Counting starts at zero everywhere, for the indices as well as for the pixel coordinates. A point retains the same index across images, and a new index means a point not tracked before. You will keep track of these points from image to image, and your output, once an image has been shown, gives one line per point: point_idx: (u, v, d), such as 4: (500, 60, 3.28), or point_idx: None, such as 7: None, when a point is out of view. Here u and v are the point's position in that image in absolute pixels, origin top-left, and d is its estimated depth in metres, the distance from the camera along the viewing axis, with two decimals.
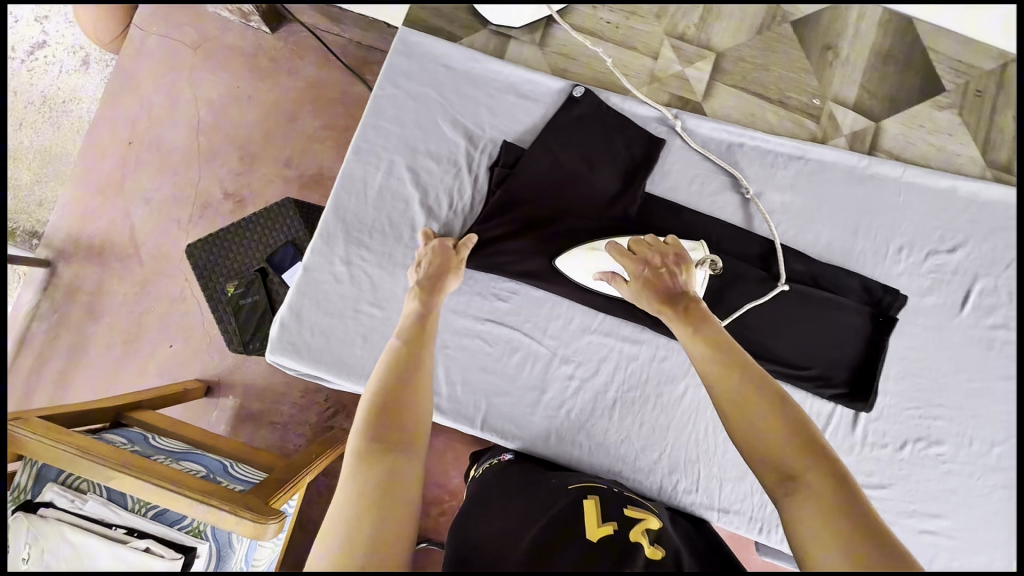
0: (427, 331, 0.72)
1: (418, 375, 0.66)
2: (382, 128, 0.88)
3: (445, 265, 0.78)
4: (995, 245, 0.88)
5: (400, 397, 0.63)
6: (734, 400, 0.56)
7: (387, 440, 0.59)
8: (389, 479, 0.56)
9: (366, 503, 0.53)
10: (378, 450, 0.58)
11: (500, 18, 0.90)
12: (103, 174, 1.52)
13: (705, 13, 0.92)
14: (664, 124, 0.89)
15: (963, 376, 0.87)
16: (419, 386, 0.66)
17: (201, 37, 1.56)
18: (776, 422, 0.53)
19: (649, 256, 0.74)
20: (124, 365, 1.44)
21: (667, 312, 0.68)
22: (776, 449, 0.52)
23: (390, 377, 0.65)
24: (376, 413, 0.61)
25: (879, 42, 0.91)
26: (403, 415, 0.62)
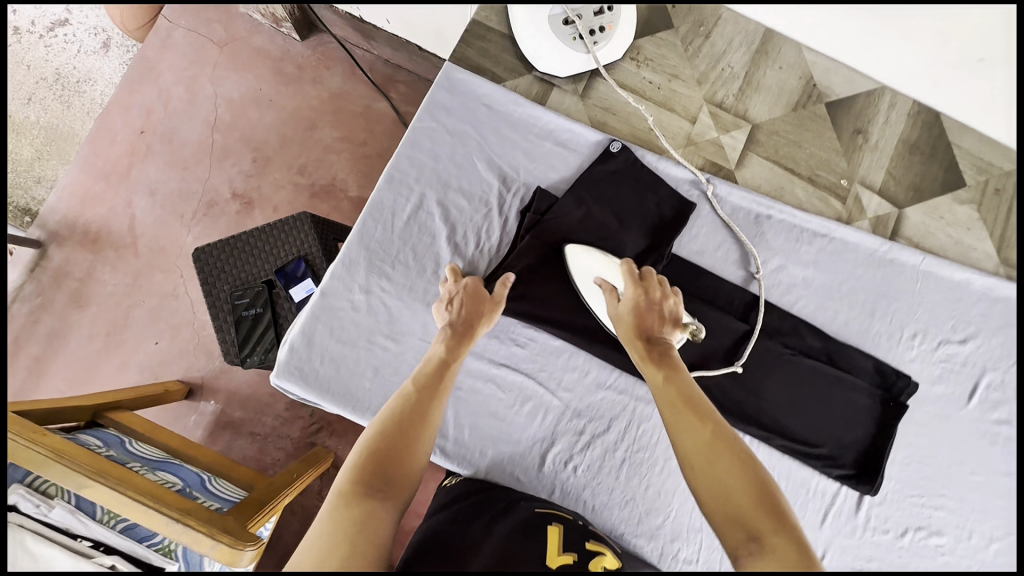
0: (445, 380, 0.71)
1: (425, 423, 0.66)
2: (416, 159, 0.87)
3: (472, 315, 0.77)
4: (1005, 340, 0.90)
5: (401, 441, 0.63)
6: (706, 457, 0.61)
7: (377, 480, 0.59)
8: (365, 521, 0.55)
9: (336, 539, 0.53)
10: (365, 490, 0.58)
11: (546, 66, 0.90)
12: (111, 160, 1.49)
13: (745, 84, 0.94)
14: (696, 187, 0.90)
15: (966, 468, 0.87)
16: (423, 435, 0.65)
17: (229, 35, 1.55)
18: (741, 478, 0.59)
19: (653, 292, 0.78)
20: (104, 358, 1.38)
21: (638, 344, 0.74)
22: (742, 507, 0.57)
23: (394, 419, 0.66)
24: (376, 451, 0.62)
25: (909, 131, 0.93)
26: (400, 463, 0.62)
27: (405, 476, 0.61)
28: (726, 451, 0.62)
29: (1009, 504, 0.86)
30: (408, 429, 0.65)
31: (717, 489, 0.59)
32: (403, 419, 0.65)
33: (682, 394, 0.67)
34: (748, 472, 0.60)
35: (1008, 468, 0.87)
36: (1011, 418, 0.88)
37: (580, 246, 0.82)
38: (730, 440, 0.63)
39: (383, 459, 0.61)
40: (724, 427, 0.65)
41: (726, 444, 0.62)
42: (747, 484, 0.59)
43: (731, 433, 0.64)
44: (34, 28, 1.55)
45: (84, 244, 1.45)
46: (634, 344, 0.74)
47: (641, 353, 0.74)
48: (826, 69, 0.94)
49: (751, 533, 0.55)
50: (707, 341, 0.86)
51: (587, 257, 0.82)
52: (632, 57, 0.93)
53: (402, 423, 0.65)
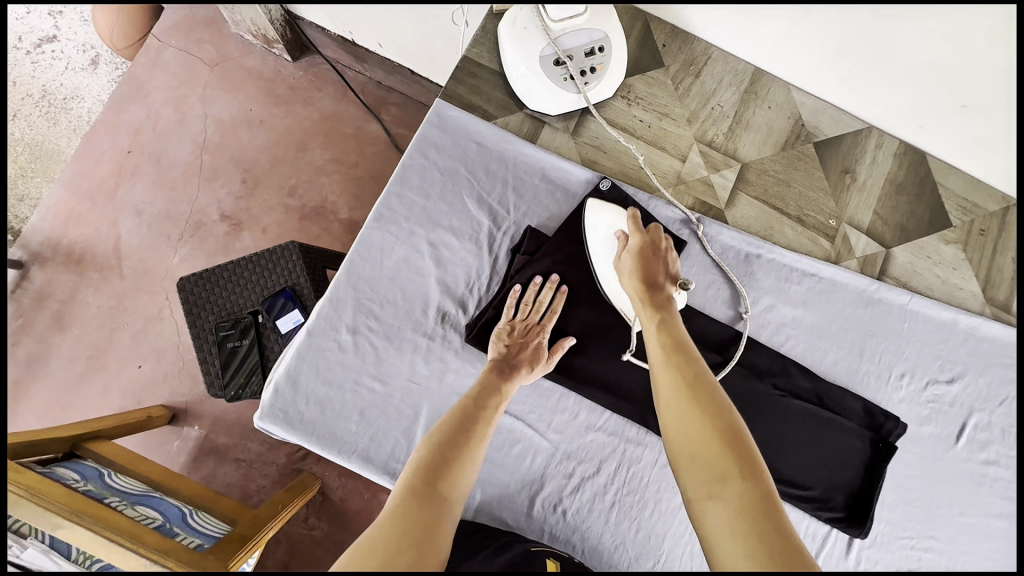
0: (498, 403, 0.74)
1: (476, 439, 0.70)
2: (405, 197, 0.87)
3: (525, 355, 0.79)
4: (990, 379, 0.91)
5: (456, 451, 0.67)
6: (683, 402, 0.65)
7: (443, 487, 0.63)
8: (431, 524, 0.59)
9: (404, 536, 0.57)
10: (432, 495, 0.62)
11: (537, 105, 0.90)
12: (96, 180, 1.47)
13: (735, 123, 0.94)
14: (686, 227, 0.91)
15: (956, 510, 0.87)
16: (477, 450, 0.69)
17: (219, 55, 1.54)
18: (715, 427, 0.62)
19: (656, 241, 0.79)
20: (85, 382, 1.35)
21: (640, 290, 0.76)
22: (707, 448, 0.61)
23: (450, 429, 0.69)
24: (440, 460, 0.65)
25: (896, 171, 0.94)
26: (460, 476, 0.66)
27: (463, 489, 0.66)
28: (703, 400, 0.64)
29: (997, 546, 0.86)
30: (466, 441, 0.69)
31: (687, 435, 0.63)
32: (465, 432, 0.69)
33: (674, 341, 0.70)
34: (722, 422, 0.62)
35: (995, 510, 0.88)
36: (999, 458, 0.89)
37: (605, 203, 0.85)
38: (709, 388, 0.65)
39: (446, 467, 0.65)
40: (705, 373, 0.67)
41: (706, 392, 0.65)
42: (721, 432, 0.61)
43: (713, 383, 0.66)
44: (21, 43, 1.54)
45: (67, 264, 1.42)
46: (637, 289, 0.76)
47: (643, 300, 0.75)
48: (814, 109, 0.95)
49: (712, 475, 0.59)
50: None
51: (602, 215, 0.84)
52: (623, 95, 0.93)
53: (459, 433, 0.69)
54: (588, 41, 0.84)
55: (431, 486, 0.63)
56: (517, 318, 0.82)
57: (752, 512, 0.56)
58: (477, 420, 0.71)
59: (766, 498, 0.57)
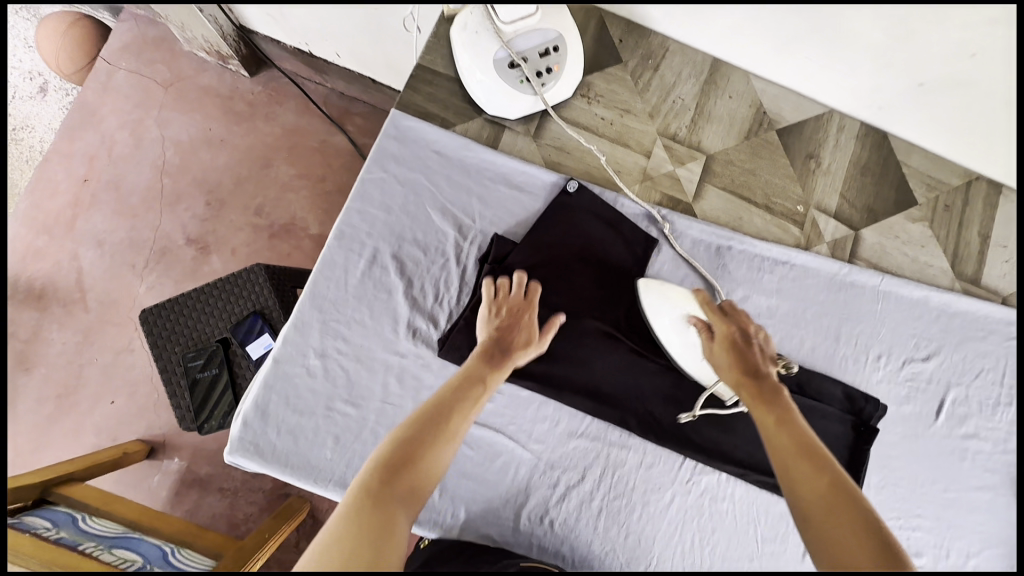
0: (481, 395, 0.69)
1: (449, 429, 0.64)
2: (367, 213, 0.84)
3: (515, 335, 0.76)
4: (965, 353, 0.92)
5: (422, 445, 0.62)
6: (822, 509, 0.58)
7: (399, 490, 0.58)
8: (384, 529, 0.55)
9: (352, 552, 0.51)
10: (389, 496, 0.57)
11: (495, 109, 0.88)
12: (53, 212, 1.41)
13: (697, 115, 0.93)
14: (655, 223, 0.89)
15: (940, 486, 0.88)
16: (452, 443, 0.65)
17: (173, 74, 1.48)
18: (863, 543, 0.56)
19: (744, 326, 0.76)
20: (57, 422, 1.30)
21: (745, 382, 0.70)
22: (865, 572, 0.53)
23: (422, 421, 0.64)
24: (403, 453, 0.60)
25: (859, 153, 0.94)
26: (426, 474, 0.61)
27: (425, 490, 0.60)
28: (844, 512, 0.58)
29: (981, 518, 0.88)
30: (438, 437, 0.64)
31: (833, 542, 0.56)
32: (439, 425, 0.64)
33: (799, 440, 0.64)
34: (870, 536, 0.56)
35: (977, 482, 0.89)
36: (977, 430, 0.90)
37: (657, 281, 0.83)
38: (848, 494, 0.59)
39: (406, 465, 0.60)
40: (843, 478, 0.61)
41: (846, 501, 0.59)
42: (871, 548, 0.55)
43: (853, 491, 0.60)
44: None
45: (28, 301, 1.37)
46: (742, 381, 0.71)
47: (749, 390, 0.70)
48: (775, 96, 0.95)
49: None
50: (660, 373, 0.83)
51: (665, 293, 0.82)
52: (583, 94, 0.91)
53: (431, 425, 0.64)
54: (541, 41, 0.82)
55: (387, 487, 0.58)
56: (504, 294, 0.79)
57: None
58: (452, 413, 0.66)
59: None
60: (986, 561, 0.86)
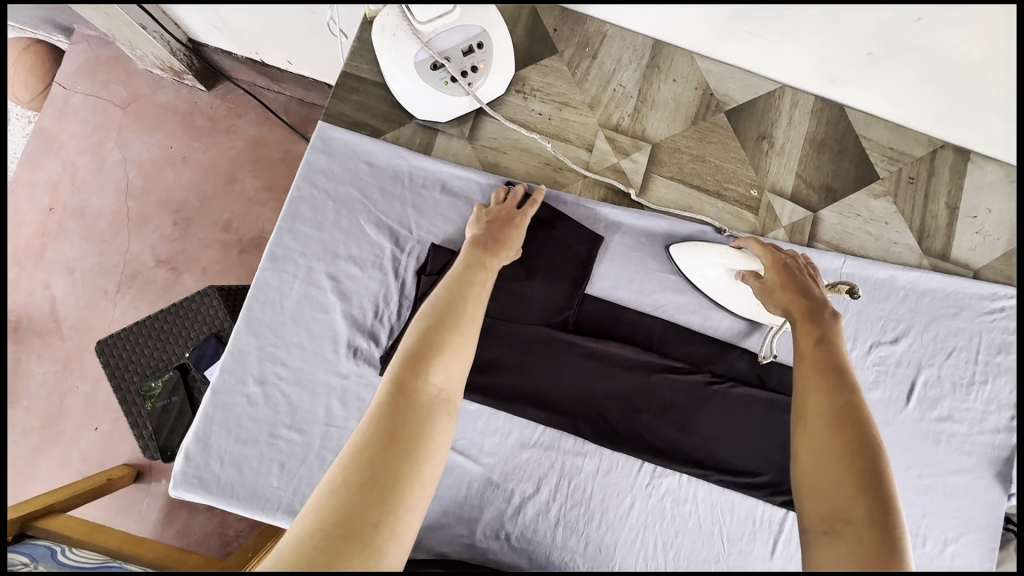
0: (485, 279, 0.68)
1: (467, 322, 0.63)
2: (299, 232, 0.82)
3: (506, 229, 0.74)
4: (936, 333, 0.88)
5: (442, 338, 0.60)
6: (822, 422, 0.61)
7: (427, 390, 0.56)
8: (417, 423, 0.54)
9: (394, 455, 0.51)
10: (418, 389, 0.56)
11: (424, 113, 0.84)
12: (20, 244, 1.39)
13: (640, 103, 0.89)
14: (600, 220, 0.85)
15: (914, 473, 0.84)
16: (472, 330, 0.63)
17: (129, 95, 1.43)
18: (854, 459, 0.58)
19: (791, 256, 0.73)
20: (42, 455, 1.29)
21: (795, 306, 0.68)
22: (839, 479, 0.57)
23: (438, 318, 0.62)
24: (424, 345, 0.59)
25: (814, 130, 0.90)
26: (450, 367, 0.59)
27: (456, 380, 0.59)
28: (846, 431, 0.60)
29: (958, 503, 0.84)
30: (455, 329, 0.61)
31: (816, 458, 0.59)
32: (455, 316, 0.63)
33: (829, 361, 0.65)
34: (869, 456, 0.58)
35: (952, 466, 0.85)
36: (951, 412, 0.86)
37: (692, 244, 0.81)
38: (854, 418, 0.60)
39: (427, 361, 0.58)
40: (860, 408, 0.61)
41: (855, 424, 0.60)
42: (861, 466, 0.57)
43: (866, 418, 0.61)
44: None
45: None
46: (792, 306, 0.68)
47: (798, 312, 0.68)
48: (721, 76, 0.90)
49: (838, 510, 0.55)
50: (610, 376, 0.80)
51: (705, 254, 0.78)
52: (518, 90, 0.87)
53: (446, 321, 0.62)
54: (463, 39, 0.77)
55: (414, 387, 0.56)
56: (494, 204, 0.79)
57: (872, 556, 0.52)
58: (465, 303, 0.64)
59: (891, 543, 0.53)
60: (964, 547, 0.83)
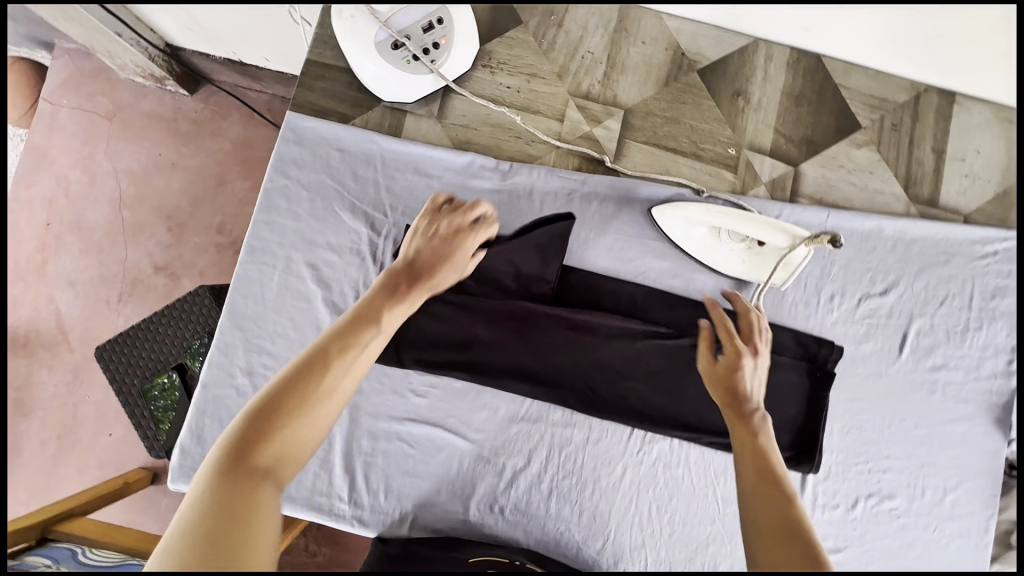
0: (376, 334, 0.62)
1: (323, 388, 0.56)
2: (276, 223, 0.82)
3: (437, 260, 0.70)
4: (927, 282, 0.86)
5: (290, 408, 0.53)
6: (768, 535, 0.58)
7: (263, 459, 0.49)
8: (238, 515, 0.45)
9: (213, 541, 0.42)
10: (246, 470, 0.48)
11: (391, 96, 0.84)
12: (20, 260, 1.35)
13: (610, 68, 0.87)
14: (574, 190, 0.85)
15: (909, 424, 0.83)
16: (335, 400, 0.56)
17: (115, 105, 1.39)
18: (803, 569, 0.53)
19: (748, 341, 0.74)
20: (60, 467, 1.26)
21: (731, 403, 0.70)
22: None
23: (287, 386, 0.54)
24: (262, 419, 0.51)
25: (790, 82, 0.88)
26: (292, 443, 0.52)
27: (295, 454, 0.52)
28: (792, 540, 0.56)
29: (957, 450, 0.83)
30: (307, 398, 0.54)
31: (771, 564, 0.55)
32: (315, 378, 0.56)
33: (768, 471, 0.64)
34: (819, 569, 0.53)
35: (949, 415, 0.84)
36: (946, 360, 0.84)
37: (673, 204, 0.80)
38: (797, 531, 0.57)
39: (274, 430, 0.51)
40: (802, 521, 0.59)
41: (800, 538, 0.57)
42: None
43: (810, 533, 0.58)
44: None
45: (15, 350, 1.32)
46: (727, 402, 0.71)
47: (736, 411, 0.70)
48: (692, 34, 0.88)
49: None
50: (594, 345, 0.79)
51: (679, 214, 0.79)
52: (484, 64, 0.86)
53: (303, 387, 0.54)
54: (423, 15, 0.76)
55: (248, 458, 0.49)
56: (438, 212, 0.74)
57: None
58: (336, 360, 0.58)
59: None
60: (964, 495, 0.82)
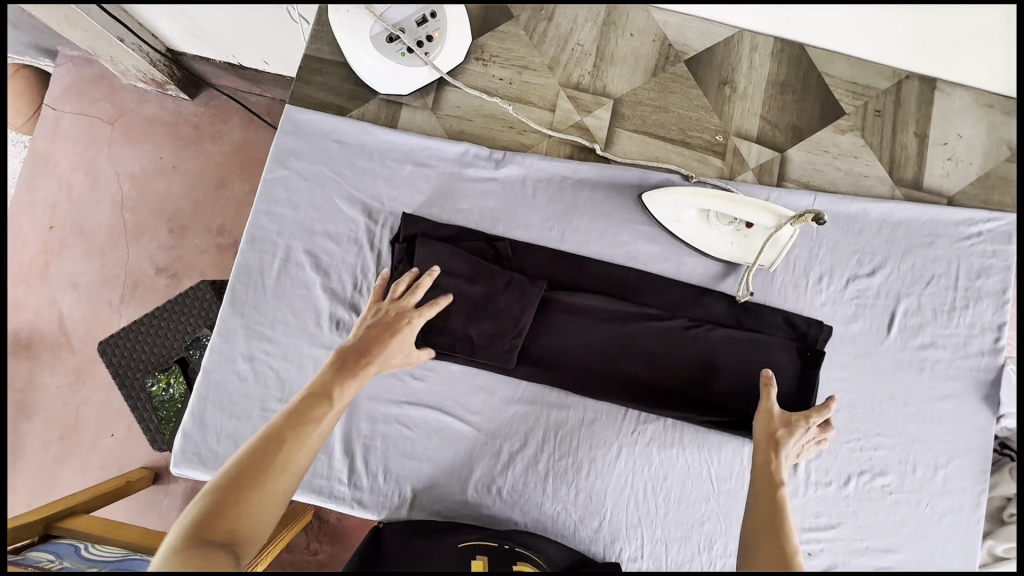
0: (329, 411, 0.66)
1: (279, 463, 0.60)
2: (275, 213, 0.84)
3: (379, 342, 0.71)
4: (913, 263, 0.88)
5: (248, 483, 0.57)
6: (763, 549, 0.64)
7: (222, 532, 0.54)
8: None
9: None
10: (206, 541, 0.53)
11: (387, 88, 0.86)
12: (23, 263, 1.36)
13: (599, 60, 0.90)
14: (566, 177, 0.87)
15: (899, 402, 0.85)
16: (290, 473, 0.61)
17: (117, 110, 1.40)
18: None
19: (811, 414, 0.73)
20: (63, 468, 1.26)
21: (770, 434, 0.73)
22: None
23: (246, 460, 0.59)
24: (224, 491, 0.56)
25: (775, 71, 0.90)
26: (250, 515, 0.57)
27: (253, 524, 0.57)
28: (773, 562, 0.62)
29: (946, 427, 0.84)
30: (265, 471, 0.59)
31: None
32: (272, 452, 0.60)
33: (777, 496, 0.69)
34: None
35: (938, 392, 0.85)
36: (934, 339, 0.86)
37: (662, 189, 0.82)
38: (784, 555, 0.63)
39: (229, 506, 0.56)
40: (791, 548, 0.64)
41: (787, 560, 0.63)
42: None
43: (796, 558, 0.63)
44: None
45: (16, 352, 1.33)
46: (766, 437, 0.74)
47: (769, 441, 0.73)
48: (678, 26, 0.91)
49: None
50: (586, 327, 0.81)
51: (667, 199, 0.81)
52: (477, 57, 0.89)
53: (261, 460, 0.59)
54: (416, 9, 0.80)
55: (209, 530, 0.54)
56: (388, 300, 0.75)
57: None
58: (285, 442, 0.61)
59: None
60: (955, 471, 0.84)
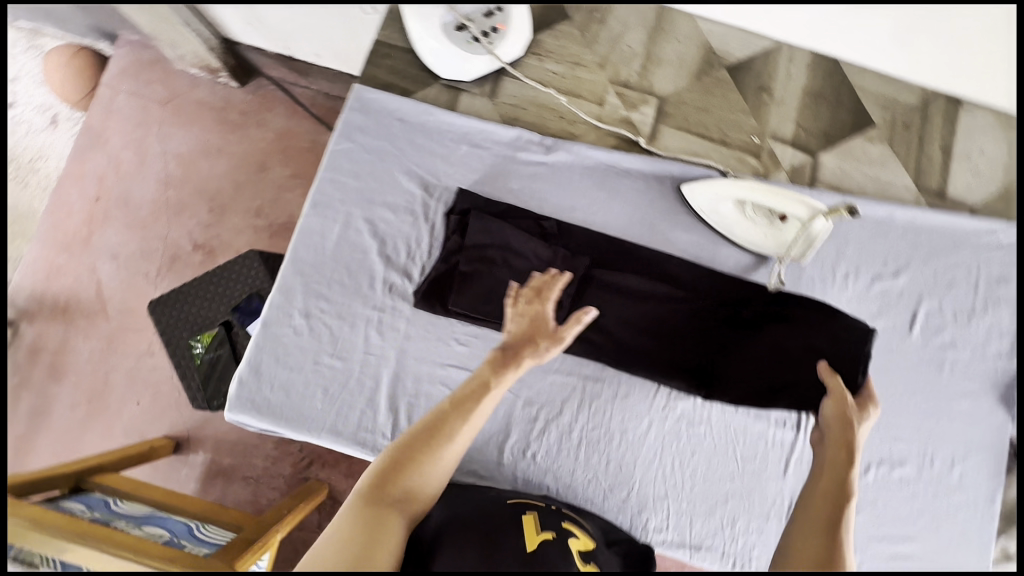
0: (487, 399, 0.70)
1: (445, 439, 0.67)
2: (339, 181, 0.90)
3: (525, 334, 0.76)
4: (935, 267, 0.92)
5: (419, 454, 0.65)
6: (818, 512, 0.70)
7: (396, 492, 0.62)
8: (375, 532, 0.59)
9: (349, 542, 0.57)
10: (382, 496, 0.62)
11: (450, 73, 0.93)
12: (68, 232, 1.30)
13: (647, 61, 0.96)
14: (611, 165, 0.93)
15: (919, 399, 0.88)
16: (453, 448, 0.67)
17: (172, 91, 1.37)
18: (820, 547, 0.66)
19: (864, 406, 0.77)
20: (89, 434, 1.19)
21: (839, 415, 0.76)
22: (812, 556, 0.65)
23: (420, 433, 0.67)
24: (397, 457, 0.65)
25: (810, 81, 0.97)
26: (416, 482, 0.64)
27: (422, 489, 0.64)
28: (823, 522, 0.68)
29: (963, 424, 0.88)
30: (435, 441, 0.66)
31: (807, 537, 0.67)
32: (440, 429, 0.67)
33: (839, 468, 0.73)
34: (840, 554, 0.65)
35: (956, 391, 0.89)
36: (954, 339, 0.90)
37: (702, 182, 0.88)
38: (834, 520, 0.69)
39: (404, 468, 0.64)
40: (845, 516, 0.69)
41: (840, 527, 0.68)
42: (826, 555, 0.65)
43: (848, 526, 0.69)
44: None
45: (53, 316, 1.26)
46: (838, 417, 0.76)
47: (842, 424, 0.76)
48: (722, 35, 0.96)
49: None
50: (623, 303, 0.85)
51: (705, 191, 0.87)
52: (534, 52, 0.95)
53: (432, 432, 0.67)
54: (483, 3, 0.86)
55: (386, 488, 0.62)
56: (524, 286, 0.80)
57: None
58: (450, 417, 0.68)
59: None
60: (971, 466, 0.87)
